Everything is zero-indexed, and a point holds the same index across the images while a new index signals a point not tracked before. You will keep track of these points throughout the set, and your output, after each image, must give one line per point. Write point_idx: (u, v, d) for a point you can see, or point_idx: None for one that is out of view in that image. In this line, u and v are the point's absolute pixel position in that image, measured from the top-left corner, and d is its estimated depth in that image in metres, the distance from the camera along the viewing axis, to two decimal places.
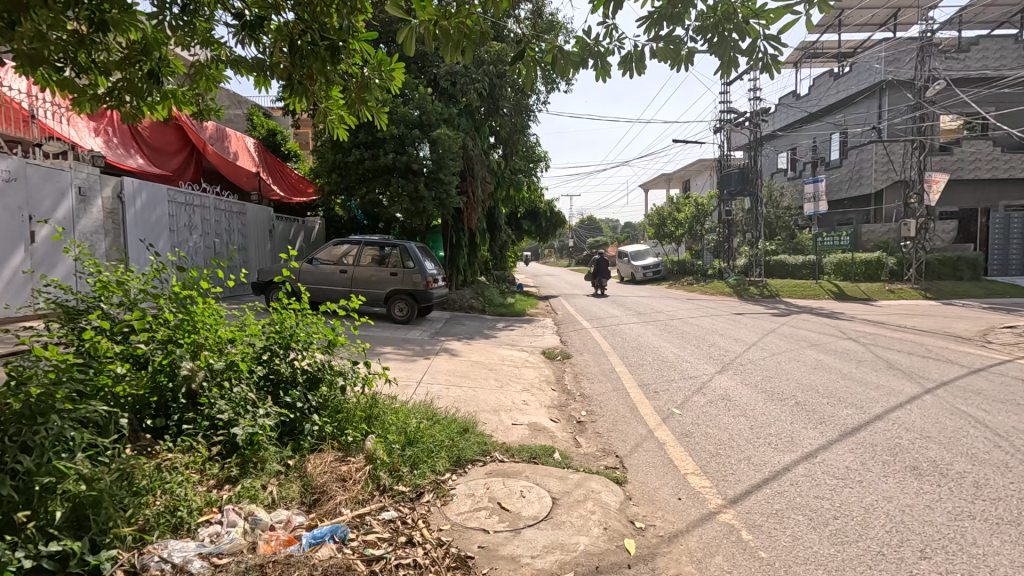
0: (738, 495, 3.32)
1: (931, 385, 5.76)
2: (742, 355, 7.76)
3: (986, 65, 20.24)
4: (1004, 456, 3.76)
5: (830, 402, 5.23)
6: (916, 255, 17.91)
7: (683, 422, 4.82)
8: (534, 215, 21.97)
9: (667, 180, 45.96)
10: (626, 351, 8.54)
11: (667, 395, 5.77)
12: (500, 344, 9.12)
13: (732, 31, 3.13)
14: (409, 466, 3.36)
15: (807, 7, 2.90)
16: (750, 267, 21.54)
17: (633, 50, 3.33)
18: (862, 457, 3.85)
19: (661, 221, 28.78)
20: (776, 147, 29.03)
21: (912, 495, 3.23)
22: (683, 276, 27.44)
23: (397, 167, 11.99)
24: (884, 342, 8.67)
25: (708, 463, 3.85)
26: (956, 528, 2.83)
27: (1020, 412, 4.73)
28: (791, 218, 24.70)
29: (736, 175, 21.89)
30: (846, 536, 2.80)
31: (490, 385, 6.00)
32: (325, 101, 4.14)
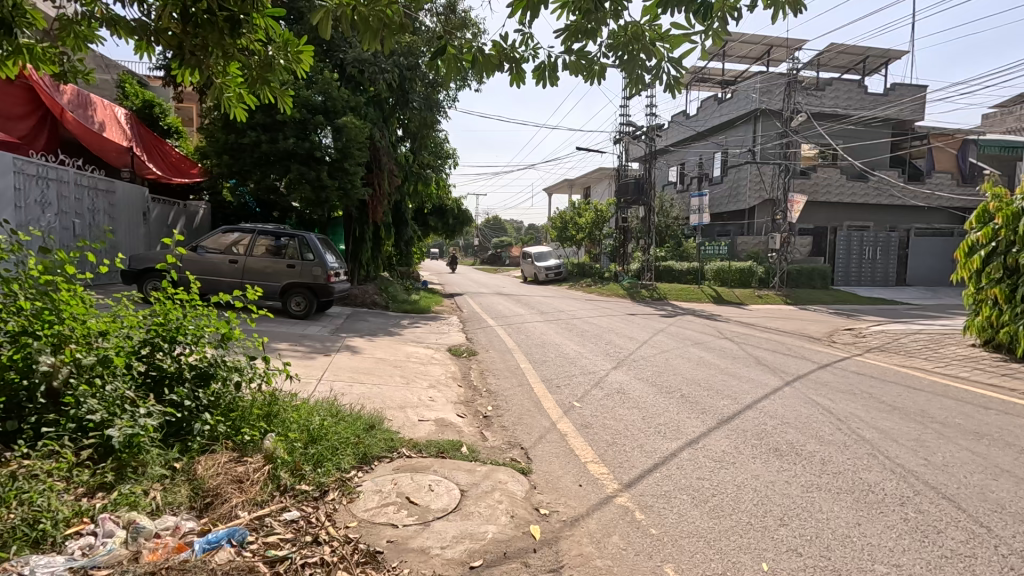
0: (632, 480, 3.60)
1: (790, 378, 6.62)
2: (636, 352, 8.35)
3: (838, 104, 23.43)
4: (843, 437, 4.45)
5: (709, 394, 5.81)
6: (780, 265, 20.39)
7: (583, 414, 5.11)
8: (440, 211, 21.76)
9: (570, 186, 47.72)
10: (530, 347, 8.82)
11: (568, 389, 6.06)
12: (405, 341, 8.99)
13: (639, 52, 3.39)
14: (312, 464, 3.23)
15: (703, 38, 3.22)
16: (643, 271, 23.12)
17: (548, 61, 3.49)
18: (736, 441, 4.34)
19: (563, 224, 30.04)
20: (667, 162, 31.37)
21: (774, 472, 3.72)
22: (582, 278, 28.77)
23: (298, 154, 11.33)
24: (753, 341, 9.77)
25: (606, 452, 4.12)
26: (807, 499, 3.30)
27: (857, 400, 5.60)
28: (678, 227, 26.87)
29: (632, 185, 23.30)
30: (723, 511, 3.15)
31: (396, 382, 5.91)
32: (222, 77, 3.84)
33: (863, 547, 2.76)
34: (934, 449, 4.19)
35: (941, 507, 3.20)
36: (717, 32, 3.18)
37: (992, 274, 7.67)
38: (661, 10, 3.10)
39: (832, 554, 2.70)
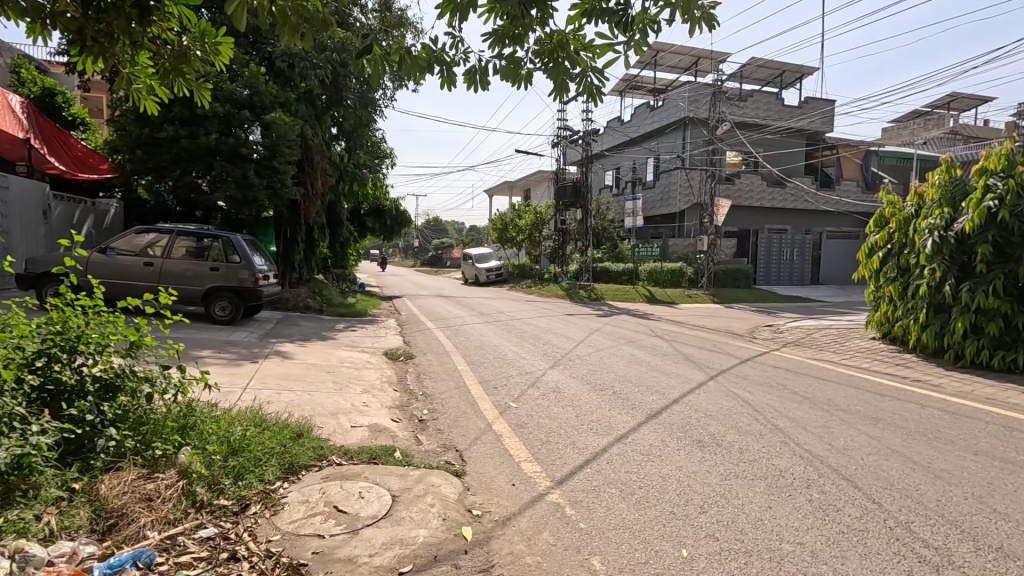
0: (565, 476, 3.69)
1: (713, 373, 7.00)
2: (572, 352, 8.54)
3: (758, 114, 24.99)
4: (759, 426, 4.76)
5: (640, 390, 6.04)
6: (708, 266, 21.47)
7: (519, 414, 5.16)
8: (377, 211, 21.20)
9: (510, 188, 47.97)
10: (468, 349, 8.80)
11: (505, 390, 6.11)
12: (339, 345, 8.73)
13: (565, 59, 3.49)
14: (232, 477, 3.08)
15: (625, 48, 3.35)
16: (581, 272, 23.63)
17: (477, 65, 3.50)
18: (663, 434, 4.55)
19: (504, 226, 30.27)
20: (603, 166, 32.24)
21: (696, 462, 3.92)
22: (522, 279, 29.02)
23: (222, 150, 10.71)
24: (682, 338, 10.25)
25: (540, 450, 4.19)
26: (726, 486, 3.51)
27: (773, 392, 6.01)
28: (614, 230, 27.70)
29: (570, 188, 23.69)
30: (647, 503, 3.28)
31: (328, 388, 5.73)
32: (129, 66, 3.58)
33: (773, 528, 2.96)
34: (837, 434, 4.56)
35: (841, 487, 3.49)
36: (638, 43, 3.31)
37: (889, 273, 8.44)
38: (586, 19, 3.20)
39: (745, 536, 2.89)
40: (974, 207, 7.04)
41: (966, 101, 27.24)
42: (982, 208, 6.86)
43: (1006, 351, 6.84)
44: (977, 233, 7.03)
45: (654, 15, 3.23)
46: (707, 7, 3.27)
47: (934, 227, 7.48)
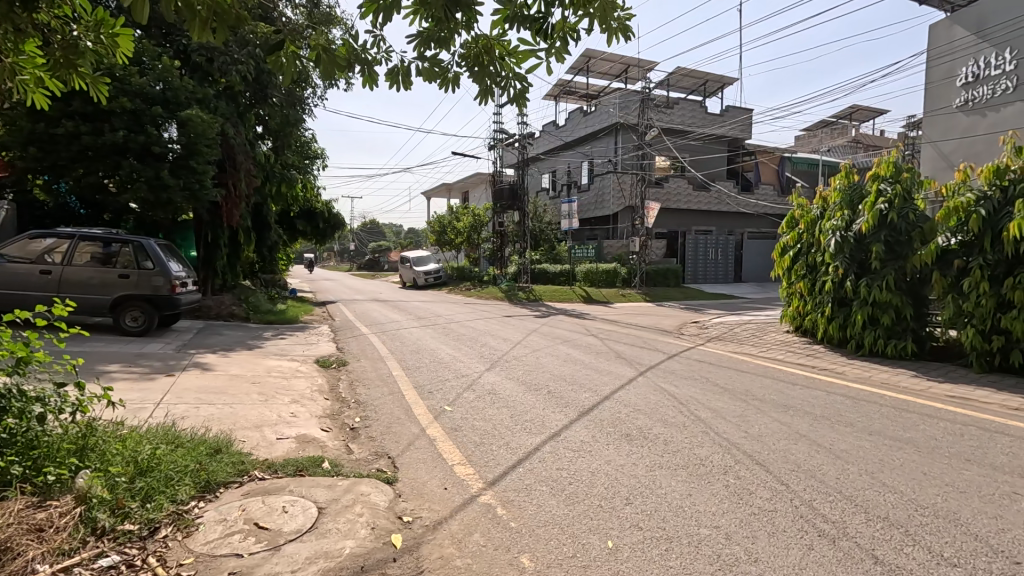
0: (497, 477, 3.71)
1: (643, 368, 7.29)
2: (509, 353, 8.61)
3: (684, 121, 26.26)
4: (683, 418, 5.00)
5: (574, 388, 6.19)
6: (640, 266, 22.33)
7: (454, 418, 5.14)
8: (308, 214, 20.29)
9: (448, 191, 47.61)
10: (403, 354, 8.67)
11: (441, 394, 6.06)
12: (266, 354, 8.34)
13: (489, 64, 3.55)
14: (139, 500, 2.88)
15: (547, 55, 3.45)
16: (519, 274, 23.87)
17: (400, 65, 3.51)
18: (593, 430, 4.68)
19: (442, 229, 29.88)
20: (539, 169, 32.73)
21: (624, 456, 4.07)
22: (461, 281, 28.93)
23: (131, 148, 9.94)
24: (615, 336, 10.60)
25: (473, 453, 4.20)
26: (651, 477, 3.66)
27: (696, 385, 6.34)
28: (552, 232, 28.19)
29: (507, 190, 23.87)
30: (576, 497, 3.38)
31: (252, 399, 5.46)
32: (11, 56, 3.26)
33: (692, 514, 3.13)
34: (752, 422, 4.87)
35: (754, 471, 3.74)
36: (560, 50, 3.41)
37: (799, 271, 9.10)
38: (508, 25, 3.26)
39: (666, 524, 3.03)
40: (870, 210, 7.73)
41: (864, 113, 29.96)
42: (875, 210, 7.56)
43: (898, 339, 7.57)
44: (873, 233, 7.71)
45: (573, 24, 3.35)
46: (623, 18, 3.43)
47: (836, 227, 8.12)
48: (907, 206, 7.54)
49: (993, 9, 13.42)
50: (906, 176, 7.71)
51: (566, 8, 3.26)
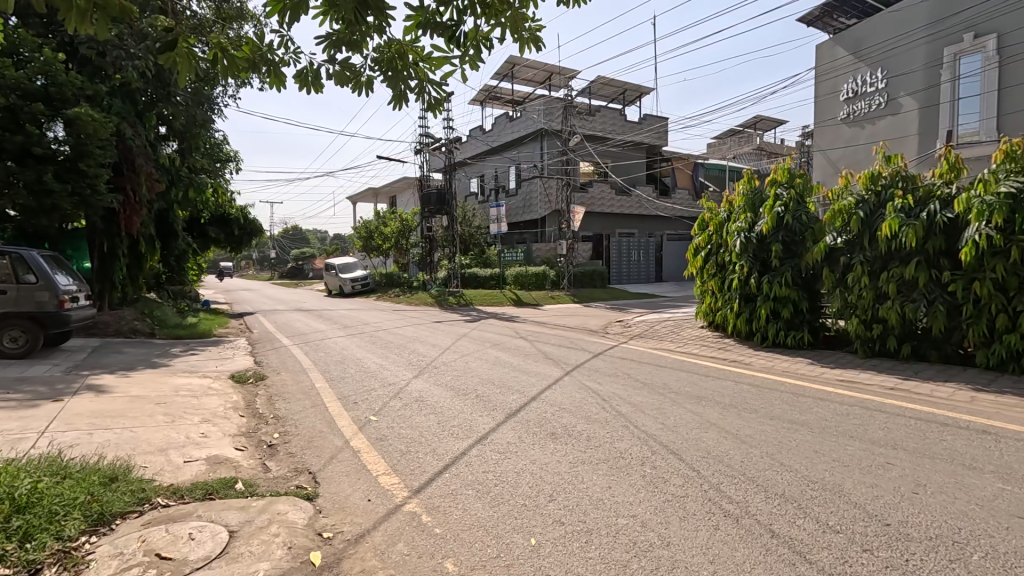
0: (422, 484, 3.68)
1: (569, 368, 7.50)
2: (438, 359, 8.56)
3: (605, 128, 27.32)
4: (605, 414, 5.19)
5: (501, 391, 6.27)
6: (568, 269, 22.94)
7: (379, 427, 5.03)
8: (221, 220, 19.05)
9: (375, 196, 46.44)
10: (327, 365, 8.36)
11: (366, 404, 5.91)
12: (173, 372, 7.75)
13: (402, 68, 3.58)
14: (17, 541, 2.59)
15: (460, 61, 3.53)
16: (449, 279, 23.74)
17: (309, 67, 3.47)
18: (519, 431, 4.76)
19: (368, 235, 28.77)
20: (466, 173, 32.72)
21: (549, 454, 4.17)
22: (390, 288, 28.33)
23: (7, 149, 8.90)
24: (542, 338, 10.81)
25: (399, 461, 4.13)
26: (574, 473, 3.78)
27: (618, 381, 6.62)
28: (481, 236, 28.12)
29: (434, 195, 23.58)
30: (501, 499, 3.41)
31: (156, 421, 5.05)
32: None
33: (611, 506, 3.26)
34: (668, 414, 5.15)
35: (669, 460, 3.96)
36: (473, 58, 3.48)
37: (710, 270, 9.71)
38: (422, 31, 3.27)
39: (587, 517, 3.14)
40: (768, 212, 8.41)
41: (766, 123, 32.60)
42: (774, 212, 8.24)
43: (796, 330, 8.29)
44: (773, 233, 8.39)
45: (486, 33, 3.43)
46: (533, 28, 3.57)
47: (741, 228, 8.75)
48: (800, 208, 8.30)
49: (866, 32, 15.09)
50: (798, 182, 8.47)
51: (479, 17, 3.32)
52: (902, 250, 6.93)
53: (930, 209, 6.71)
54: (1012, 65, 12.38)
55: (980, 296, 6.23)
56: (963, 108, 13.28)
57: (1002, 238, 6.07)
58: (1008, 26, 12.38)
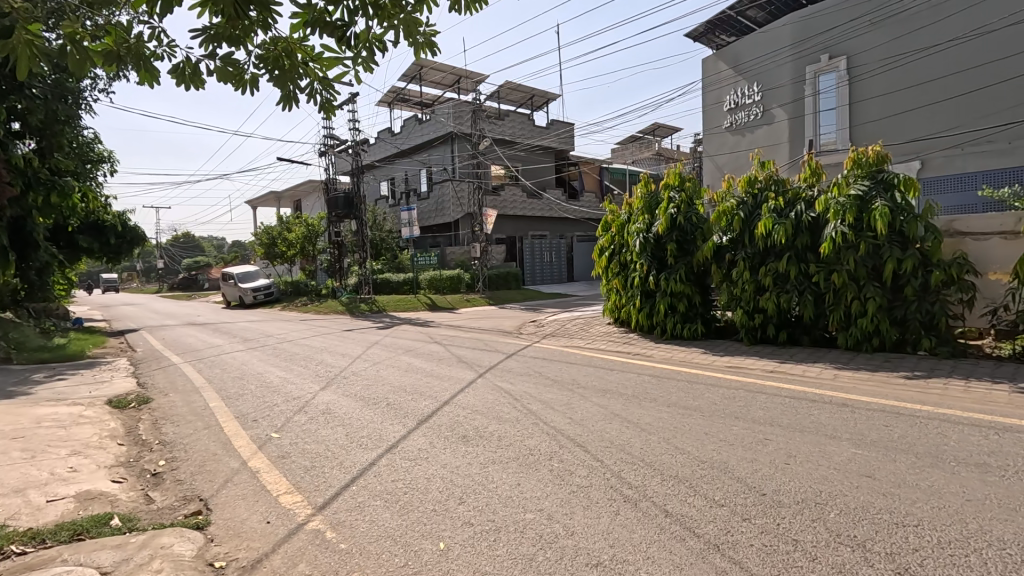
0: (327, 500, 3.53)
1: (483, 370, 7.55)
2: (347, 369, 8.25)
3: (514, 133, 27.80)
4: (517, 413, 5.28)
5: (413, 397, 6.17)
6: (482, 272, 22.99)
7: (281, 445, 4.76)
8: (95, 228, 17.06)
9: (277, 200, 43.74)
10: (223, 382, 7.76)
11: (267, 421, 5.56)
12: (33, 401, 6.80)
13: (291, 67, 3.43)
14: None
15: (353, 63, 3.45)
16: (360, 285, 22.94)
17: (187, 60, 3.22)
18: (430, 437, 4.72)
19: (271, 241, 27.06)
20: (376, 176, 31.82)
21: (459, 457, 4.18)
22: (297, 297, 26.84)
23: None
24: (457, 341, 10.77)
25: (302, 479, 3.93)
26: (484, 474, 3.81)
27: (530, 380, 6.76)
28: (393, 240, 27.51)
29: (341, 199, 22.60)
30: (410, 507, 3.36)
31: (10, 459, 4.41)
32: None
33: (520, 502, 3.34)
34: (576, 409, 5.35)
35: (575, 453, 4.12)
36: (366, 60, 3.42)
37: (614, 269, 10.19)
38: (310, 30, 3.15)
39: (496, 516, 3.18)
40: (663, 214, 8.98)
41: (663, 130, 34.84)
42: (668, 214, 8.81)
43: (691, 322, 8.97)
44: (668, 233, 8.97)
45: (379, 35, 3.37)
46: (428, 33, 3.57)
47: (640, 230, 9.27)
48: (690, 210, 8.96)
49: (744, 49, 16.61)
50: (688, 186, 9.13)
51: (371, 19, 3.27)
52: (776, 246, 7.71)
53: (798, 209, 7.54)
54: (860, 82, 14.28)
55: (838, 285, 7.10)
56: (823, 120, 15.08)
57: (853, 234, 6.95)
58: (856, 49, 14.25)
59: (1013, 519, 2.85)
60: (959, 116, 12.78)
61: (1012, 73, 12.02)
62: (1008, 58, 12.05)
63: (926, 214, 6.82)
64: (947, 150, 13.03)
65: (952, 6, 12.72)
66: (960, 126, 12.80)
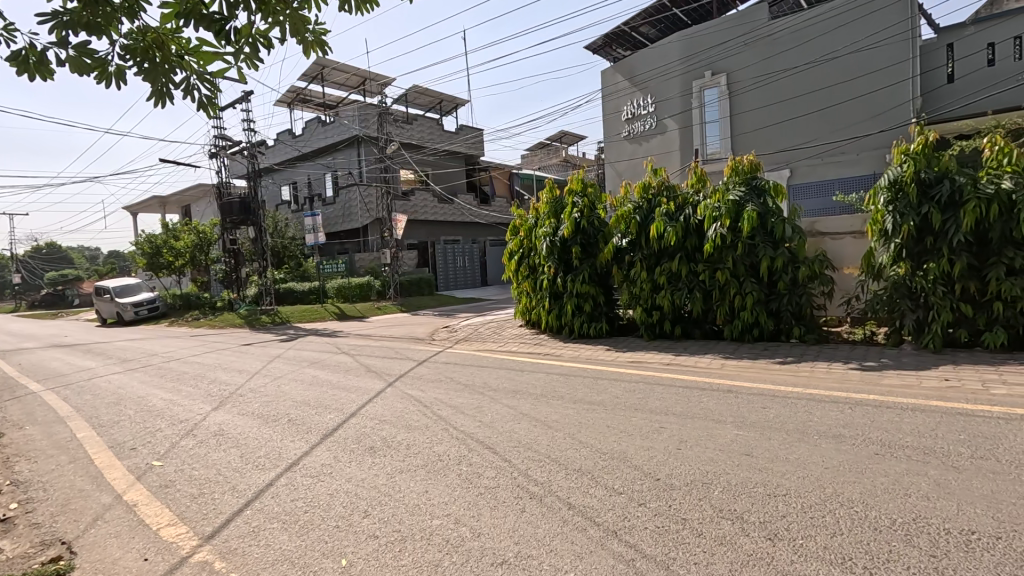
0: (216, 528, 3.27)
1: (392, 379, 7.36)
2: (244, 386, 7.70)
3: (423, 137, 27.49)
4: (427, 421, 5.21)
5: (318, 411, 5.89)
6: (393, 278, 22.39)
7: (164, 473, 4.33)
8: None
9: (162, 205, 39.79)
10: (95, 409, 6.92)
11: (147, 448, 5.04)
12: None
13: (162, 60, 3.14)
14: None
15: (235, 58, 3.24)
16: (261, 296, 21.48)
17: (30, 47, 2.86)
18: (334, 451, 4.53)
19: (154, 250, 24.30)
20: (275, 180, 30.01)
21: (366, 470, 4.04)
22: (187, 311, 24.54)
23: None
24: (366, 351, 10.43)
25: (187, 507, 3.61)
26: (391, 484, 3.72)
27: (441, 386, 6.71)
28: (297, 248, 26.09)
29: (236, 204, 20.95)
30: (310, 526, 3.20)
31: None
32: None
33: (427, 509, 3.30)
34: (486, 411, 5.40)
35: (484, 456, 4.15)
36: (249, 57, 3.24)
37: (524, 272, 10.38)
38: (184, 21, 2.93)
39: (402, 525, 3.12)
40: (568, 218, 9.28)
41: (569, 138, 36.22)
42: (572, 218, 9.12)
43: (597, 321, 9.38)
44: (574, 237, 9.28)
45: (262, 31, 3.20)
46: (318, 32, 3.46)
47: (547, 233, 9.50)
48: (593, 213, 9.34)
49: (638, 62, 17.66)
50: (590, 190, 9.51)
51: (253, 13, 3.09)
52: (669, 247, 8.28)
53: (687, 213, 8.14)
54: (738, 97, 15.73)
55: (722, 282, 7.77)
56: (708, 131, 16.44)
57: (732, 236, 7.65)
58: (733, 67, 15.71)
59: (859, 480, 3.28)
60: (819, 130, 14.52)
61: (858, 93, 13.87)
62: (855, 80, 13.86)
63: (792, 216, 7.66)
64: (810, 158, 14.71)
65: (809, 32, 14.43)
66: (819, 138, 14.54)
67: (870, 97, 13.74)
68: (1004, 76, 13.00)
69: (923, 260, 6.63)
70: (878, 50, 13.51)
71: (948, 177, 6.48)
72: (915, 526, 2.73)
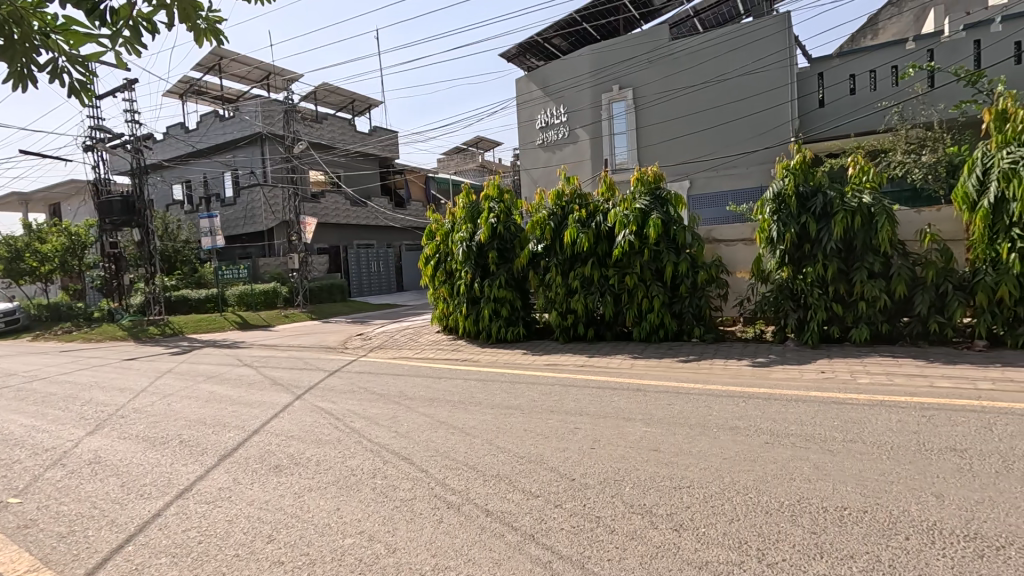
0: (89, 571, 2.89)
1: (300, 392, 6.94)
2: (127, 406, 6.90)
3: (333, 138, 26.52)
4: (338, 434, 4.96)
5: (215, 430, 5.41)
6: (302, 284, 21.18)
7: (23, 511, 3.76)
8: None
9: (23, 204, 34.89)
10: None
11: (2, 484, 4.35)
12: None
13: (22, 36, 2.73)
14: None
15: (113, 41, 2.90)
16: (147, 305, 19.44)
17: None
18: (234, 473, 4.18)
19: (12, 254, 21.14)
20: (165, 178, 27.40)
21: (269, 491, 3.77)
22: (56, 323, 21.65)
23: None
24: (271, 362, 9.75)
25: (53, 549, 3.15)
26: (299, 504, 3.50)
27: (353, 397, 6.43)
28: (191, 252, 23.95)
29: (117, 203, 18.78)
30: (204, 558, 2.92)
31: None
32: None
33: (338, 528, 3.14)
34: (401, 421, 5.24)
35: (399, 467, 4.03)
36: (129, 40, 2.90)
37: (440, 278, 10.26)
38: None
39: (310, 548, 2.94)
40: (484, 223, 9.29)
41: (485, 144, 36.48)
42: (489, 224, 9.14)
43: (514, 325, 9.48)
44: (490, 242, 9.30)
45: (146, 14, 2.91)
46: (211, 19, 3.19)
47: (464, 238, 9.45)
48: (509, 219, 9.43)
49: (551, 72, 18.18)
50: (506, 197, 9.58)
51: None
52: (582, 253, 8.57)
53: (598, 220, 8.46)
54: (644, 111, 16.68)
55: (630, 286, 8.18)
56: (617, 142, 17.27)
57: (639, 242, 8.06)
58: (638, 82, 16.63)
59: (752, 468, 3.57)
60: (714, 144, 15.75)
61: (747, 112, 15.22)
62: (743, 100, 15.20)
63: (692, 224, 8.22)
64: (707, 171, 15.91)
65: (705, 54, 15.64)
66: (714, 152, 15.78)
67: (756, 117, 15.13)
68: (863, 104, 14.83)
69: (802, 264, 7.38)
70: (762, 74, 14.91)
71: (821, 191, 7.28)
72: (799, 506, 3.01)
